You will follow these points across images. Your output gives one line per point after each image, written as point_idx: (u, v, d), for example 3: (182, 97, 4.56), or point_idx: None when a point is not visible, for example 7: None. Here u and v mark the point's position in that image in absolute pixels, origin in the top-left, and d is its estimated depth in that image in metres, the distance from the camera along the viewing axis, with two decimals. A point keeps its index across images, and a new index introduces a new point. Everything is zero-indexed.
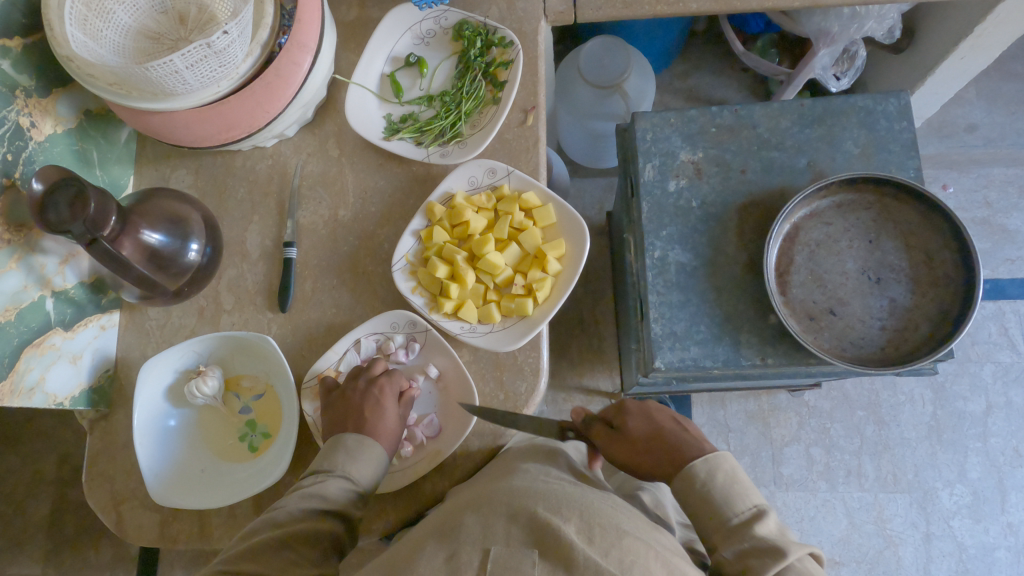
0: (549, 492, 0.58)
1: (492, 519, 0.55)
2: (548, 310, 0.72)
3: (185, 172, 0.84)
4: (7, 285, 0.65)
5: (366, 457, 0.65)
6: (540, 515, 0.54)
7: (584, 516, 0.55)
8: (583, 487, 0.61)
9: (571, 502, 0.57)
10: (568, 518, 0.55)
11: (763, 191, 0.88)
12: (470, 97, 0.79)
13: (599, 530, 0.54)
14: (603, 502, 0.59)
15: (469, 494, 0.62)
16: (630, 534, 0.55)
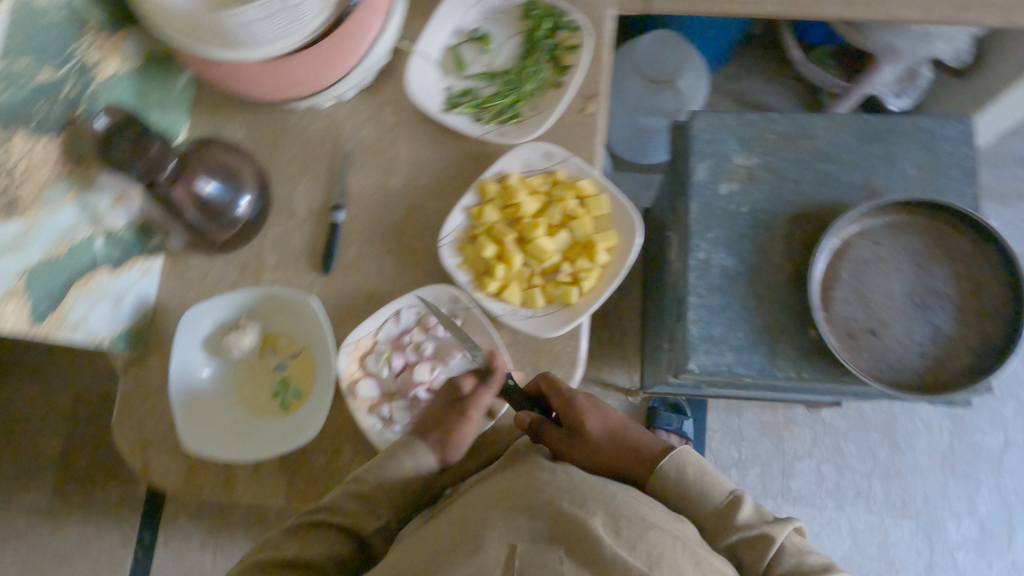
0: (572, 484, 0.56)
1: (511, 514, 0.53)
2: (592, 301, 0.72)
3: (238, 123, 0.82)
4: (62, 220, 0.64)
5: (382, 463, 0.64)
6: (564, 509, 0.52)
7: (610, 509, 0.53)
8: (605, 479, 0.59)
9: (595, 494, 0.54)
10: (594, 512, 0.53)
11: (816, 204, 0.87)
12: (533, 78, 0.79)
13: (626, 522, 0.52)
14: (626, 493, 0.57)
15: (487, 483, 0.60)
16: (655, 524, 0.53)
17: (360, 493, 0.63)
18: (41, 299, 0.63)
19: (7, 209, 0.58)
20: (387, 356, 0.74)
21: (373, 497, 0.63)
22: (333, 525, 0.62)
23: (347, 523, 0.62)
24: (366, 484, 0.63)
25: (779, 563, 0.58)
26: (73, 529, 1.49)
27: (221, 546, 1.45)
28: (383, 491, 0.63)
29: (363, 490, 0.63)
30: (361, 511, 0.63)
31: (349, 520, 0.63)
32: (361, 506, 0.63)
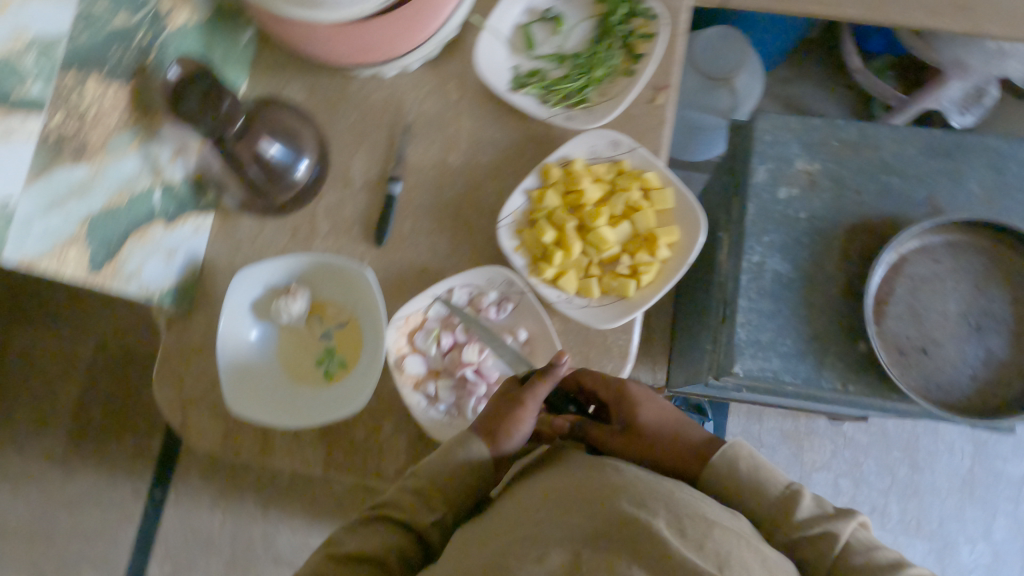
0: (630, 485, 0.53)
1: (571, 516, 0.51)
2: (650, 296, 0.71)
3: (298, 85, 0.81)
4: (125, 169, 0.63)
5: (434, 456, 0.62)
6: (625, 508, 0.50)
7: (671, 508, 0.50)
8: (662, 478, 0.56)
9: (654, 495, 0.52)
10: (656, 511, 0.50)
11: (877, 216, 0.85)
12: (604, 64, 0.77)
13: (689, 521, 0.50)
14: (685, 492, 0.54)
15: (540, 481, 0.57)
16: (720, 525, 0.51)
17: (413, 486, 0.60)
18: (99, 248, 0.62)
19: (76, 153, 0.57)
20: (436, 334, 0.74)
21: (427, 490, 0.60)
22: (387, 518, 0.59)
23: (402, 517, 0.59)
24: (419, 477, 0.60)
25: (849, 558, 0.52)
26: (85, 479, 1.49)
27: (232, 509, 1.45)
28: (437, 483, 0.60)
29: (417, 483, 0.60)
30: (416, 505, 0.60)
31: (403, 513, 0.59)
32: (417, 498, 0.60)
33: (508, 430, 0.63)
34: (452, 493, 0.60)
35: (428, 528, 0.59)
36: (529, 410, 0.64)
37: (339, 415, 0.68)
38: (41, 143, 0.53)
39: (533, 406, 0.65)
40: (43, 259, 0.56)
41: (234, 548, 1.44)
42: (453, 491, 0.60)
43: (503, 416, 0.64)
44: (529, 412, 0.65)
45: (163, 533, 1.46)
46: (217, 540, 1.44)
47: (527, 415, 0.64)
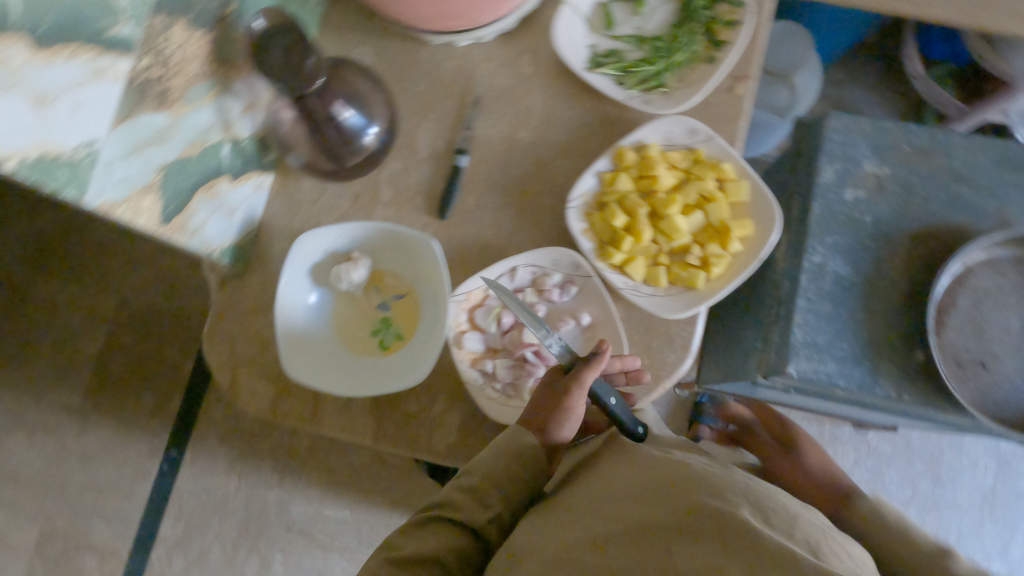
0: (706, 479, 0.56)
1: (653, 505, 0.54)
2: (720, 289, 0.69)
3: (367, 48, 0.79)
4: (200, 120, 0.61)
5: (484, 455, 0.62)
6: (704, 497, 0.53)
7: (751, 501, 0.53)
8: (735, 474, 0.59)
9: (731, 489, 0.55)
10: (735, 502, 0.53)
11: (943, 224, 0.83)
12: (685, 49, 0.75)
13: (770, 512, 0.52)
14: (761, 488, 0.57)
15: (615, 482, 0.60)
16: (799, 518, 0.53)
17: (466, 485, 0.61)
18: (171, 200, 0.60)
19: (158, 99, 0.55)
20: (497, 312, 0.72)
21: (481, 489, 0.61)
22: (444, 518, 0.60)
23: (459, 516, 0.60)
24: (471, 477, 0.61)
25: None
26: (102, 433, 1.45)
27: (247, 474, 1.43)
28: (489, 480, 0.61)
29: (469, 481, 0.61)
30: (471, 503, 0.61)
31: (460, 513, 0.60)
32: (471, 498, 0.61)
33: (560, 422, 0.65)
34: (504, 489, 0.61)
35: (485, 525, 0.61)
36: (577, 400, 0.65)
37: (398, 386, 0.66)
38: (128, 85, 0.51)
39: (581, 395, 0.65)
40: (121, 206, 0.54)
41: (247, 513, 1.42)
42: (507, 488, 0.61)
43: (552, 409, 0.65)
44: (578, 401, 0.65)
45: (178, 493, 1.43)
46: (230, 504, 1.42)
47: (576, 405, 0.65)
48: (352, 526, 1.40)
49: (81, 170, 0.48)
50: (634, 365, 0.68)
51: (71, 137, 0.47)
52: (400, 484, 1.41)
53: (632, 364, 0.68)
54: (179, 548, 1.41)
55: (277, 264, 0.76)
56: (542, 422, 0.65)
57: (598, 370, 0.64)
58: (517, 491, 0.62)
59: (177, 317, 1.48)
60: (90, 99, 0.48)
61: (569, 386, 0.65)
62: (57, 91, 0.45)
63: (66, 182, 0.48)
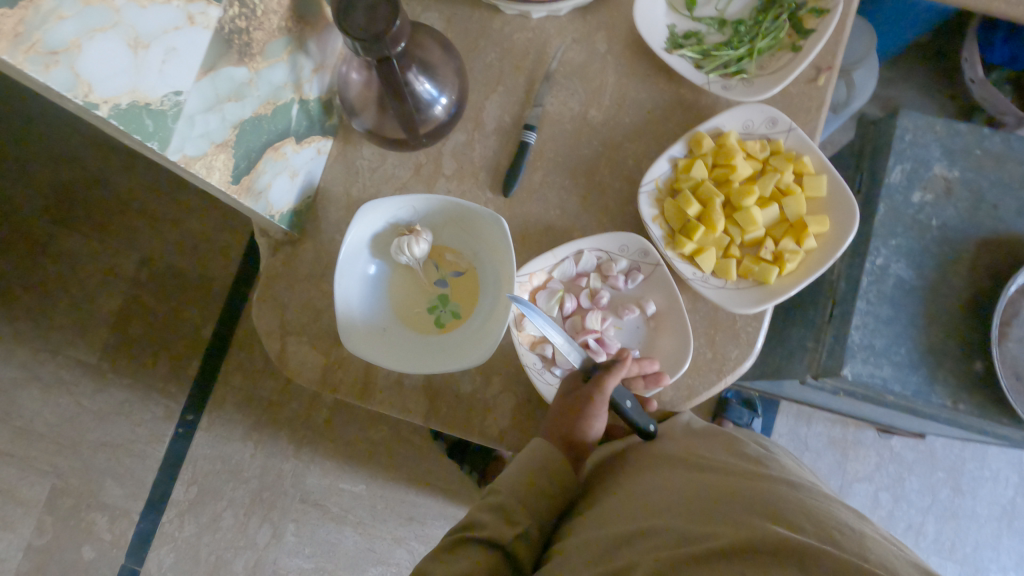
0: (762, 499, 0.50)
1: (704, 528, 0.48)
2: (793, 285, 0.67)
3: (438, 15, 0.76)
4: (274, 77, 0.59)
5: (508, 474, 0.61)
6: (769, 523, 0.46)
7: (816, 522, 0.47)
8: (786, 484, 0.53)
9: (792, 509, 0.49)
10: (801, 527, 0.47)
11: (1011, 234, 0.81)
12: (770, 35, 0.72)
13: (840, 534, 0.46)
14: (818, 501, 0.51)
15: (649, 502, 0.54)
16: (870, 536, 0.47)
17: (493, 504, 0.59)
18: (243, 158, 0.57)
19: (241, 52, 0.52)
20: (560, 296, 0.71)
21: (508, 506, 0.58)
22: (474, 537, 0.56)
23: (489, 532, 0.56)
24: (498, 495, 0.59)
25: None
26: (118, 392, 1.42)
27: (264, 442, 1.41)
28: (518, 496, 0.59)
29: (496, 500, 0.59)
30: (499, 522, 0.57)
31: (489, 530, 0.56)
32: (500, 515, 0.58)
33: (587, 428, 0.63)
34: (532, 504, 0.59)
35: (514, 542, 0.56)
36: (601, 406, 0.63)
37: (456, 364, 0.64)
38: (215, 35, 0.48)
39: (605, 400, 0.63)
40: (197, 161, 0.51)
41: (261, 481, 1.40)
42: (535, 505, 0.59)
43: (576, 417, 0.63)
44: (600, 407, 0.64)
45: (193, 457, 1.41)
46: (245, 471, 1.40)
47: (600, 411, 0.63)
48: (367, 501, 1.39)
49: (166, 122, 0.46)
50: (651, 369, 0.66)
51: (158, 86, 0.44)
52: (418, 461, 1.39)
53: (649, 366, 0.66)
54: (191, 513, 1.39)
55: (333, 232, 0.73)
56: (568, 430, 0.63)
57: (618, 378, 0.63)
58: (544, 509, 0.60)
59: (202, 278, 1.45)
60: (181, 46, 0.45)
61: (592, 392, 0.64)
62: (151, 34, 0.42)
63: (152, 134, 0.45)
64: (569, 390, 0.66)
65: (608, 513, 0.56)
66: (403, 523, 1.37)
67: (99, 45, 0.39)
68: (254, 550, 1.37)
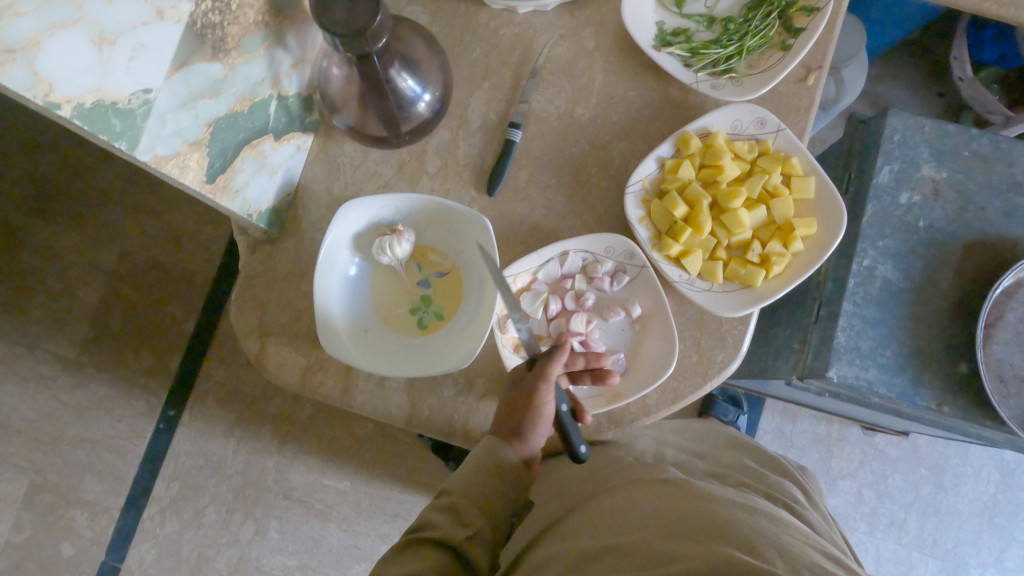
0: (733, 525, 0.49)
1: (670, 545, 0.47)
2: (779, 288, 0.67)
3: (422, 9, 0.75)
4: (251, 72, 0.57)
5: (460, 472, 0.59)
6: (735, 551, 0.45)
7: (786, 557, 0.46)
8: (761, 516, 0.52)
9: (762, 540, 0.47)
10: (770, 560, 0.45)
11: (998, 236, 0.81)
12: (759, 33, 0.71)
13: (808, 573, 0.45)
14: (790, 538, 0.50)
15: (624, 514, 0.54)
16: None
17: (445, 505, 0.57)
18: (218, 156, 0.55)
19: (215, 48, 0.51)
20: (545, 298, 0.70)
21: (460, 506, 0.57)
22: (423, 539, 0.54)
23: (440, 533, 0.54)
24: (450, 495, 0.57)
25: None
26: (98, 387, 1.39)
27: (246, 439, 1.39)
28: (469, 494, 0.57)
29: (448, 501, 0.57)
30: (450, 522, 0.55)
31: (440, 532, 0.54)
32: (452, 515, 0.56)
33: (534, 424, 0.61)
34: (485, 504, 0.57)
35: (467, 543, 0.54)
36: (547, 395, 0.61)
37: (436, 369, 0.63)
38: (187, 30, 0.46)
39: (550, 389, 0.61)
40: (170, 161, 0.50)
41: (244, 477, 1.38)
42: (488, 504, 0.57)
43: (524, 410, 0.61)
44: (548, 395, 0.61)
45: (174, 453, 1.39)
46: (227, 467, 1.38)
47: (547, 402, 0.61)
48: (351, 497, 1.38)
49: (134, 121, 0.44)
50: (599, 364, 0.67)
51: (127, 83, 0.42)
52: (403, 457, 1.38)
53: (599, 362, 0.66)
54: (173, 510, 1.37)
55: (313, 231, 0.72)
56: (516, 425, 0.61)
57: (560, 363, 0.62)
58: (498, 509, 0.58)
59: (184, 273, 1.42)
60: (150, 42, 0.43)
61: (536, 382, 0.61)
62: (118, 30, 0.40)
63: (119, 134, 0.43)
64: (516, 381, 0.64)
65: (581, 525, 0.56)
66: (388, 519, 1.36)
67: (62, 41, 0.37)
68: (237, 547, 1.36)
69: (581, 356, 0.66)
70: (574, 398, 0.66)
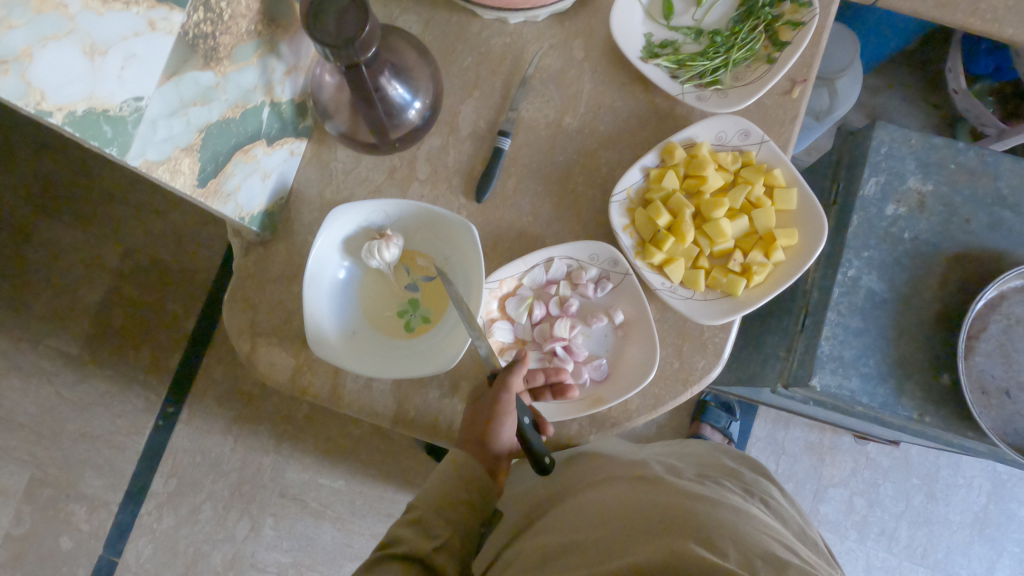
0: (693, 519, 0.51)
1: (630, 542, 0.50)
2: (760, 297, 0.68)
3: (415, 18, 0.76)
4: (244, 80, 0.58)
5: (427, 487, 0.63)
6: (690, 543, 0.47)
7: (741, 547, 0.47)
8: (724, 510, 0.54)
9: (718, 533, 0.49)
10: (724, 552, 0.47)
11: (983, 248, 0.82)
12: (745, 46, 0.72)
13: (761, 562, 0.46)
14: (750, 530, 0.51)
15: (593, 515, 0.56)
16: (794, 564, 0.47)
17: (413, 519, 0.60)
18: (209, 162, 0.57)
19: (206, 57, 0.52)
20: (529, 303, 0.71)
21: (427, 519, 0.60)
22: (392, 553, 0.57)
23: (408, 547, 0.57)
24: (417, 509, 0.61)
25: None
26: (99, 383, 1.41)
27: (243, 436, 1.41)
28: (435, 507, 0.61)
29: (415, 514, 0.61)
30: (418, 536, 0.59)
31: (408, 545, 0.58)
32: (419, 529, 0.59)
33: (497, 433, 0.63)
34: (452, 516, 0.61)
35: (435, 554, 0.58)
36: (508, 407, 0.62)
37: (421, 372, 0.65)
38: (179, 40, 0.48)
39: (511, 401, 0.63)
40: (161, 165, 0.51)
41: (241, 475, 1.40)
42: (452, 515, 0.61)
43: (486, 420, 0.63)
44: (510, 407, 0.63)
45: (173, 449, 1.40)
46: (224, 465, 1.40)
47: (508, 413, 0.62)
48: (346, 496, 1.39)
49: (125, 128, 0.46)
50: (557, 378, 0.68)
51: (118, 92, 0.44)
52: (398, 457, 1.40)
53: (558, 376, 0.68)
54: (170, 505, 1.39)
55: (306, 234, 0.73)
56: (480, 437, 0.64)
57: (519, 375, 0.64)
58: (464, 519, 0.61)
59: (184, 272, 1.43)
60: (142, 52, 0.45)
61: (498, 394, 0.63)
62: (109, 41, 0.42)
63: (110, 140, 0.45)
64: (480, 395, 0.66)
65: (555, 526, 0.58)
66: (381, 519, 1.38)
67: (53, 51, 0.39)
68: (233, 543, 1.38)
69: (542, 372, 0.69)
70: (535, 409, 0.67)
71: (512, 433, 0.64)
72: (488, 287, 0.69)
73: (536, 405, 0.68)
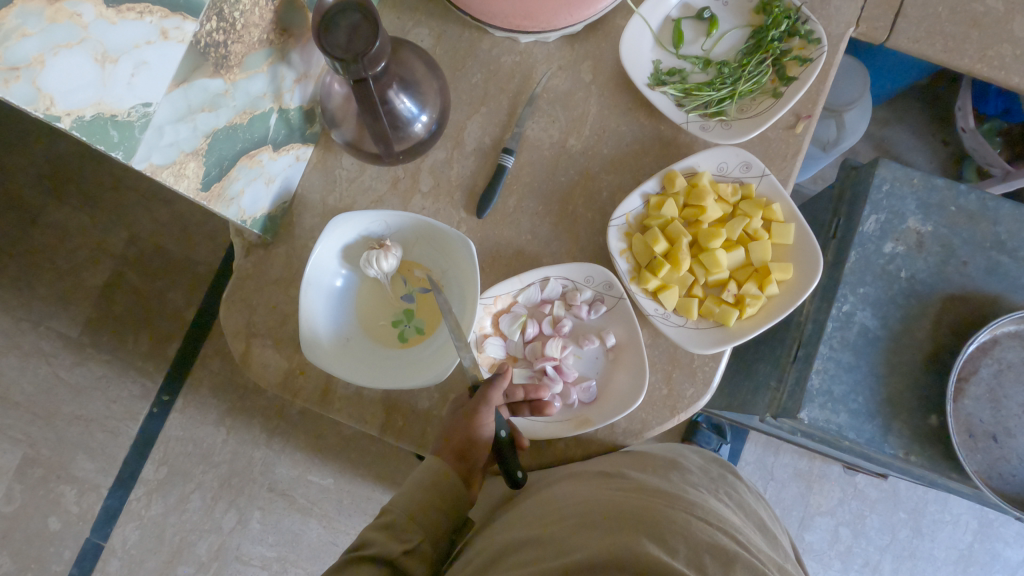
0: (649, 517, 0.53)
1: (586, 539, 0.52)
2: (751, 329, 0.68)
3: (428, 31, 0.77)
4: (253, 87, 0.59)
5: (401, 492, 0.63)
6: (642, 541, 0.50)
7: (691, 544, 0.50)
8: (680, 507, 0.56)
9: (672, 530, 0.51)
10: (674, 548, 0.50)
11: (977, 291, 0.82)
12: (751, 79, 0.73)
13: (709, 558, 0.49)
14: (703, 525, 0.54)
15: (551, 509, 0.58)
16: (741, 558, 0.50)
17: (384, 523, 0.61)
18: (214, 166, 0.58)
19: (216, 65, 0.53)
20: (523, 321, 0.72)
21: (399, 523, 0.61)
22: (361, 555, 0.57)
23: (378, 550, 0.58)
24: (390, 513, 0.62)
25: None
26: (96, 367, 1.42)
27: (236, 429, 1.41)
28: (408, 513, 0.61)
29: (387, 518, 0.61)
30: (388, 539, 0.59)
31: (378, 547, 0.58)
32: (389, 533, 0.60)
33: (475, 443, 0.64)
34: (426, 521, 0.62)
35: (403, 557, 0.59)
36: (487, 418, 0.64)
37: (411, 384, 0.65)
38: (190, 48, 0.49)
39: (489, 414, 0.64)
40: (166, 169, 0.52)
41: (231, 467, 1.41)
42: (425, 520, 0.62)
43: (464, 429, 0.64)
44: (488, 418, 0.64)
45: (165, 437, 1.41)
46: (215, 456, 1.41)
47: (486, 424, 0.64)
48: (334, 495, 1.40)
49: (132, 133, 0.47)
50: (536, 394, 0.69)
51: (126, 98, 0.45)
52: (386, 459, 1.41)
53: (537, 393, 0.68)
54: (159, 493, 1.39)
55: (307, 239, 0.74)
56: (459, 447, 0.65)
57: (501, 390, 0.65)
58: (436, 526, 0.62)
59: (188, 263, 1.44)
60: (152, 59, 0.46)
61: (477, 406, 0.64)
62: (120, 50, 0.43)
63: (117, 144, 0.46)
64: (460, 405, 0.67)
65: (519, 520, 0.60)
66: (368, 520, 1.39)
67: (65, 59, 0.40)
68: (218, 534, 1.39)
69: (522, 388, 0.69)
70: (515, 426, 0.69)
71: (489, 441, 0.66)
72: (483, 304, 0.69)
73: (514, 419, 0.69)
